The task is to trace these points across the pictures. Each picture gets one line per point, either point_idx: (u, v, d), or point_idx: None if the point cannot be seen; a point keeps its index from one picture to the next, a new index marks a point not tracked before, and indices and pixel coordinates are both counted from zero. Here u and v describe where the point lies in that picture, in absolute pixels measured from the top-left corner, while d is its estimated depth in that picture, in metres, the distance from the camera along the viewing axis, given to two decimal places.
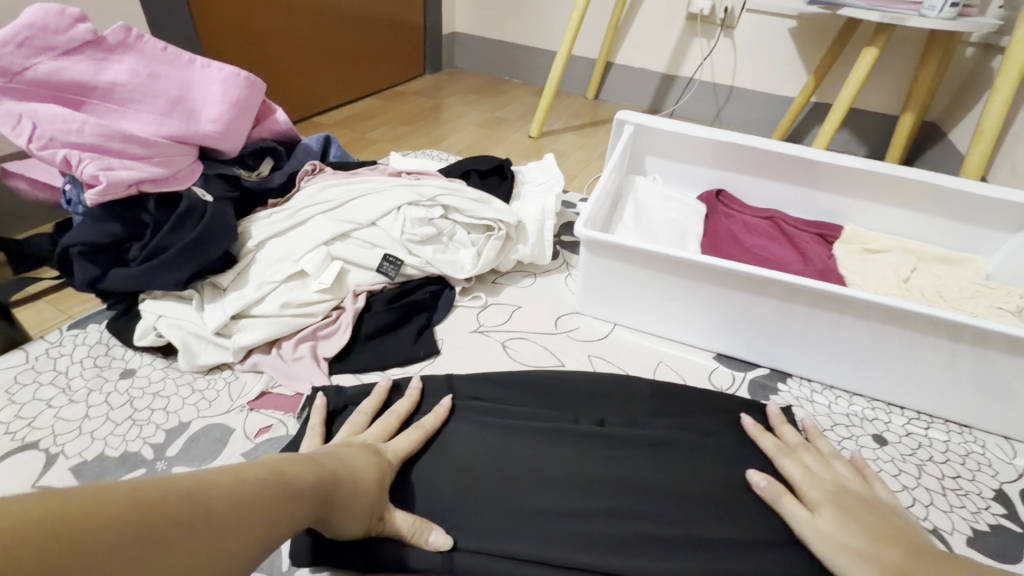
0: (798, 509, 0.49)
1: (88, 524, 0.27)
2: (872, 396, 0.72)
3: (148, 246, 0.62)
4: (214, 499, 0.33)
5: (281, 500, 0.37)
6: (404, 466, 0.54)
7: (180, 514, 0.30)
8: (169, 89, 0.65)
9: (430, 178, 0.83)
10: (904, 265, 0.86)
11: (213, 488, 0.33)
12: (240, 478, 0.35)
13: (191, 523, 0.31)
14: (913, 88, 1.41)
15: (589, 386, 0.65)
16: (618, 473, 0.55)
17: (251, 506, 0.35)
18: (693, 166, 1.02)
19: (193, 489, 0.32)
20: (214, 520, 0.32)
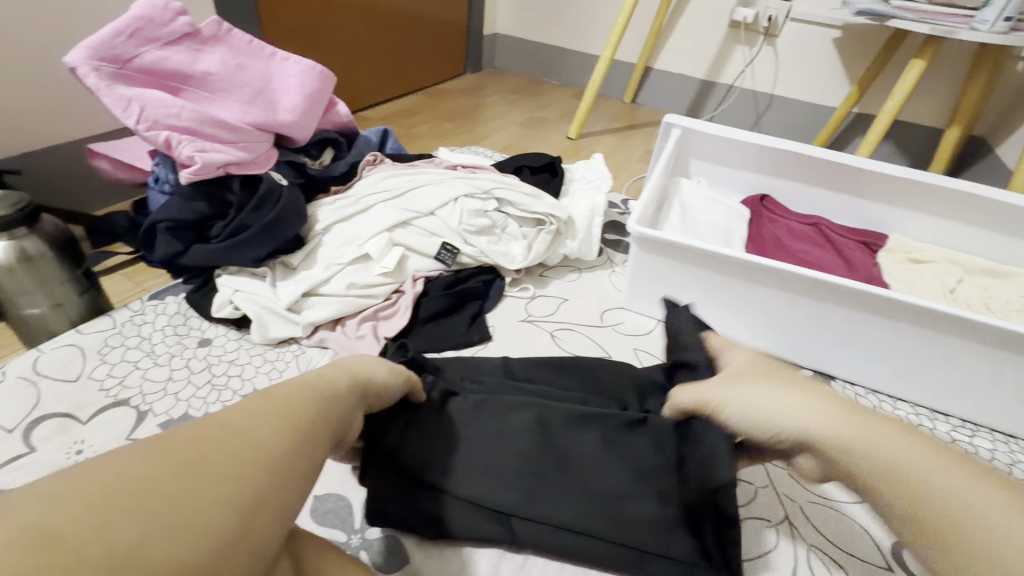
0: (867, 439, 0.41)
1: (49, 535, 0.24)
2: (916, 402, 0.73)
3: (231, 224, 0.66)
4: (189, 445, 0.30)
5: (273, 414, 0.34)
6: (455, 437, 0.56)
7: (149, 483, 0.27)
8: (253, 80, 0.70)
9: (485, 172, 0.87)
10: (950, 276, 0.87)
11: (179, 448, 0.30)
12: (206, 425, 0.32)
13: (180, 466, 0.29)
14: (960, 101, 1.40)
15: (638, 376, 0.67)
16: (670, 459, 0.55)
17: (231, 440, 0.31)
18: (737, 170, 1.04)
19: (154, 457, 0.29)
20: (203, 470, 0.29)
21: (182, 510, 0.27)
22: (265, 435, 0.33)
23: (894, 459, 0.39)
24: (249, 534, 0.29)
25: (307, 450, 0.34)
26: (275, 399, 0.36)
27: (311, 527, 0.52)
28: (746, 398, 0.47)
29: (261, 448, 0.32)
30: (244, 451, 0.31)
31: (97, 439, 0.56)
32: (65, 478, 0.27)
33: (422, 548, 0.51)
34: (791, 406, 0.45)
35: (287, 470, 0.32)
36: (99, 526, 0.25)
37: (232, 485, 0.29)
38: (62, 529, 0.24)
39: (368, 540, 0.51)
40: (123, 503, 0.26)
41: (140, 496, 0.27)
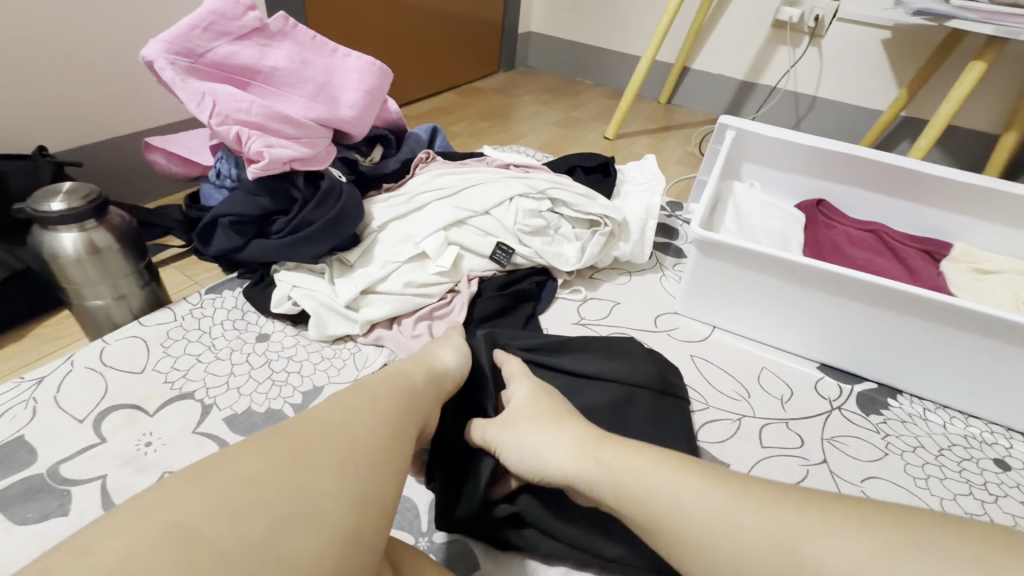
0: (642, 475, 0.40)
1: (187, 532, 0.28)
2: (989, 419, 0.70)
3: (293, 220, 0.66)
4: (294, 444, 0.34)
5: (361, 412, 0.38)
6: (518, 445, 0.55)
7: (260, 483, 0.31)
8: (317, 76, 0.70)
9: (538, 171, 0.85)
10: (1022, 287, 0.83)
11: (282, 448, 0.33)
12: (300, 427, 0.35)
13: (287, 466, 0.32)
14: (1020, 106, 1.34)
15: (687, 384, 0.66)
16: None
17: (324, 443, 0.34)
18: (791, 174, 1.01)
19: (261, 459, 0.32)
20: (308, 470, 0.33)
21: (294, 509, 0.30)
22: (354, 438, 0.36)
23: (667, 496, 0.38)
24: (355, 527, 0.32)
25: (392, 449, 0.37)
26: (355, 403, 0.39)
27: None
28: (527, 444, 0.45)
29: (352, 450, 0.35)
30: (340, 453, 0.34)
31: (164, 431, 0.56)
32: (189, 479, 0.31)
33: (489, 555, 0.50)
34: (552, 449, 0.44)
35: (377, 472, 0.35)
36: (228, 524, 0.29)
37: (339, 475, 0.33)
38: (200, 530, 0.28)
39: (437, 543, 0.51)
40: (245, 503, 0.30)
41: (256, 497, 0.30)
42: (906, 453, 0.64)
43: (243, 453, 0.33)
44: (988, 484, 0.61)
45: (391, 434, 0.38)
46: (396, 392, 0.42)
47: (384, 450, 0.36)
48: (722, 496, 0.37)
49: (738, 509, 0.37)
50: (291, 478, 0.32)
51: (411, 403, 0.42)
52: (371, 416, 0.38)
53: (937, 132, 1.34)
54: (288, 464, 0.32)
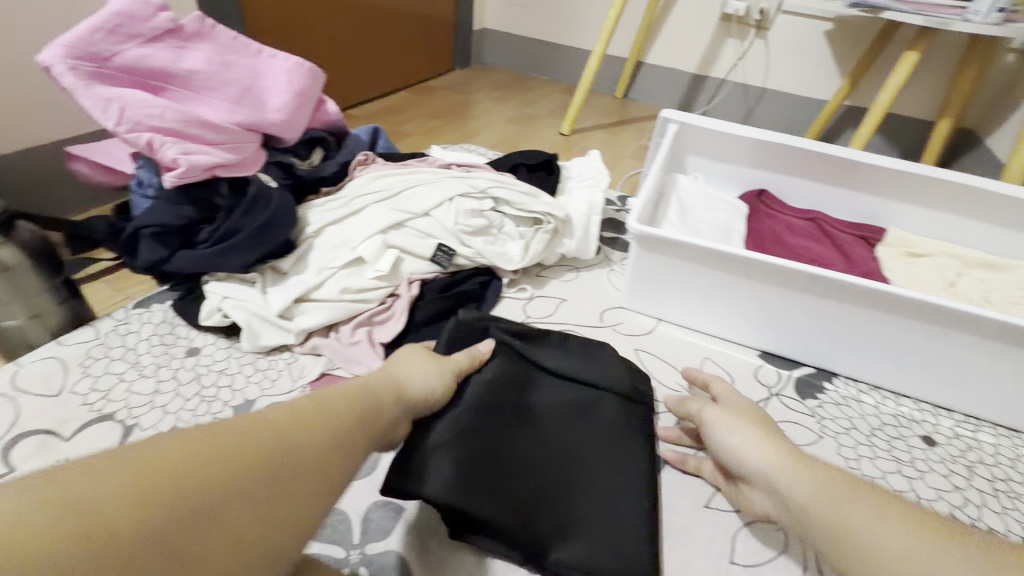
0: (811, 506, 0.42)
1: (75, 512, 0.27)
2: (918, 398, 0.73)
3: (219, 229, 0.64)
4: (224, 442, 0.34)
5: (305, 425, 0.37)
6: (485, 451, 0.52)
7: (174, 472, 0.31)
8: (240, 78, 0.67)
9: (480, 170, 0.85)
10: (948, 269, 0.86)
11: (207, 443, 0.33)
12: (246, 428, 0.35)
13: (206, 467, 0.32)
14: (951, 95, 1.40)
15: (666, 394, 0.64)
16: None
17: (265, 452, 0.34)
18: (734, 166, 1.02)
19: (197, 452, 0.32)
20: (227, 473, 0.32)
21: (210, 512, 0.30)
22: (296, 454, 0.36)
23: (833, 525, 0.40)
24: (252, 543, 0.31)
25: (333, 472, 0.37)
26: (311, 418, 0.38)
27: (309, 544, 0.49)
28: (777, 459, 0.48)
29: (290, 468, 0.35)
30: (277, 467, 0.34)
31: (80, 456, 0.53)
32: (105, 459, 0.30)
33: None
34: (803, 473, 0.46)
35: (308, 494, 0.35)
36: (120, 510, 0.28)
37: (256, 485, 0.33)
38: (117, 512, 0.28)
39: (369, 556, 0.48)
40: (172, 492, 0.30)
41: (182, 492, 0.30)
42: (840, 435, 0.66)
43: (184, 440, 0.32)
44: (915, 460, 0.64)
45: (326, 456, 0.37)
46: (353, 404, 0.42)
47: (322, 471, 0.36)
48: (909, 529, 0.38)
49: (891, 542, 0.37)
50: (221, 476, 0.32)
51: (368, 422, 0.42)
52: (319, 433, 0.38)
53: (876, 120, 1.38)
54: (224, 462, 0.32)
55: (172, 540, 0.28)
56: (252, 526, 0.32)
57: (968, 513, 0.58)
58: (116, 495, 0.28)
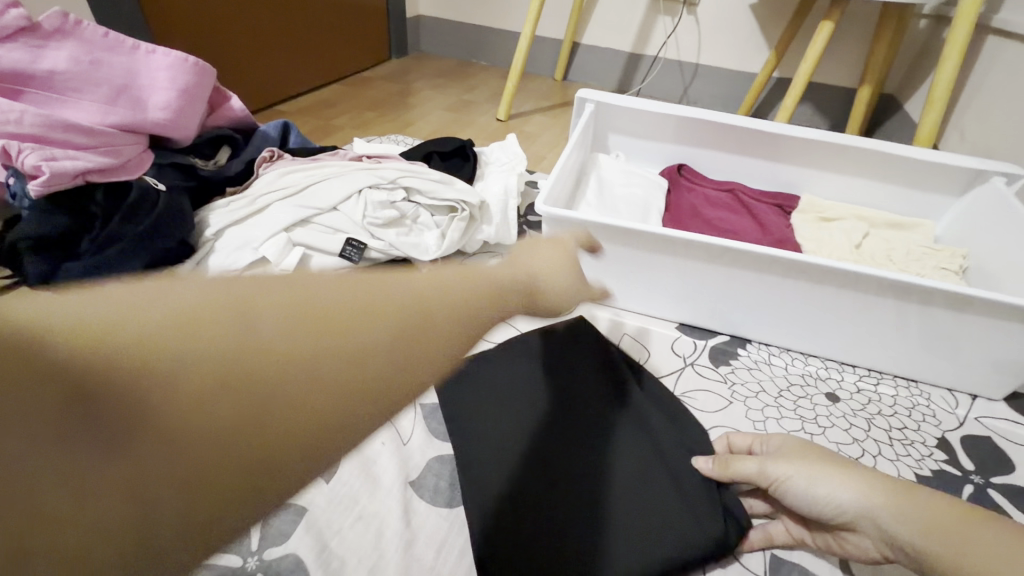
0: (817, 480, 0.46)
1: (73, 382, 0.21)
2: (826, 357, 0.76)
3: (98, 238, 0.61)
4: (299, 330, 0.25)
5: (385, 317, 0.28)
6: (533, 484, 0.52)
7: (200, 323, 0.23)
8: (113, 77, 0.64)
9: (391, 161, 0.83)
10: (856, 231, 0.89)
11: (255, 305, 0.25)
12: (234, 329, 0.23)
13: (253, 360, 0.23)
14: (869, 62, 1.45)
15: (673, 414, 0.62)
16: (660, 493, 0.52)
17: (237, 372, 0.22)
18: (656, 142, 1.03)
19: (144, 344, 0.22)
20: (276, 353, 0.23)
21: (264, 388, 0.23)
22: (289, 390, 0.23)
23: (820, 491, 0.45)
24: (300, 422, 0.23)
25: (358, 421, 0.24)
26: (348, 337, 0.26)
27: None
28: (814, 478, 0.46)
29: (266, 407, 0.22)
30: (253, 398, 0.22)
31: None
32: (125, 299, 0.24)
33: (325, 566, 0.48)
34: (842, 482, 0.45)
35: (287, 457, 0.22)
36: (136, 376, 0.21)
37: (317, 365, 0.24)
38: (138, 390, 0.21)
39: (267, 561, 0.47)
40: (120, 403, 0.21)
41: (109, 417, 0.20)
42: (749, 398, 0.68)
43: (145, 325, 0.23)
44: (818, 417, 0.67)
45: (412, 337, 0.28)
46: (441, 285, 0.32)
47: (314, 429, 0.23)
48: (954, 518, 0.39)
49: (970, 532, 0.38)
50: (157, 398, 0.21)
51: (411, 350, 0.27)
52: (337, 361, 0.25)
53: (800, 91, 1.41)
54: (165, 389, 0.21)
55: (99, 511, 0.19)
56: (179, 508, 0.20)
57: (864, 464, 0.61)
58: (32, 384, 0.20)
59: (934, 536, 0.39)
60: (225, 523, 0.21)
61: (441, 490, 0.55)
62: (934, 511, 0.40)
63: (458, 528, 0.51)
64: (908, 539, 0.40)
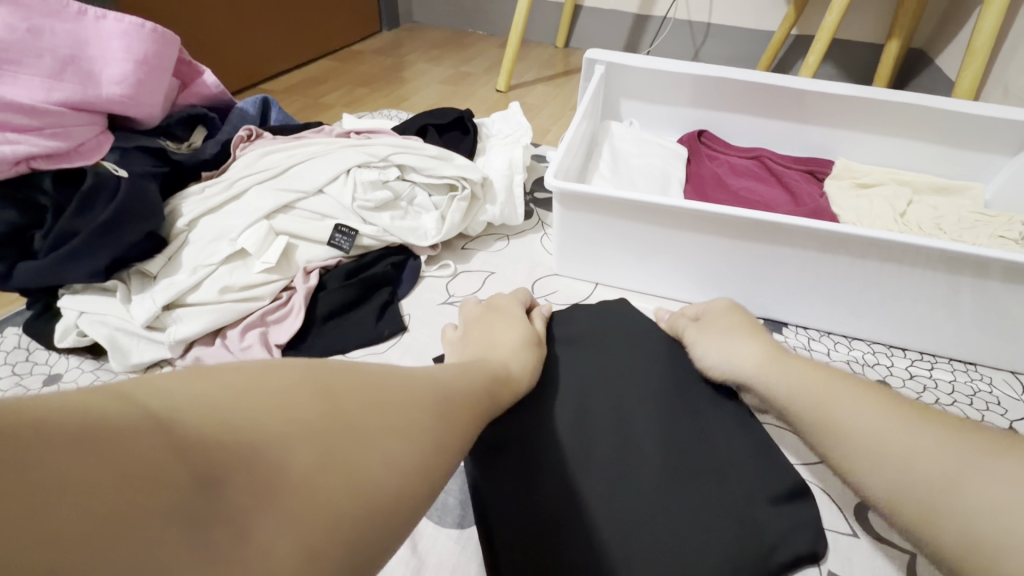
0: (715, 344, 0.53)
1: (209, 411, 0.23)
2: (872, 339, 0.68)
3: (51, 233, 0.54)
4: (355, 414, 0.28)
5: (414, 396, 0.32)
6: (636, 542, 0.43)
7: (274, 438, 0.24)
8: (56, 47, 0.57)
9: (382, 136, 0.75)
10: (899, 198, 0.81)
11: (342, 412, 0.27)
12: (323, 407, 0.27)
13: (326, 429, 0.26)
14: (899, 12, 1.33)
15: (686, 395, 0.53)
16: (727, 506, 0.45)
17: (332, 432, 0.26)
18: (672, 107, 0.94)
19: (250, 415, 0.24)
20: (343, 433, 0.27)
21: (313, 426, 0.26)
22: (384, 454, 0.27)
23: (710, 347, 0.53)
24: (361, 511, 0.25)
25: (406, 441, 0.29)
26: (389, 422, 0.29)
27: None
28: (715, 346, 0.52)
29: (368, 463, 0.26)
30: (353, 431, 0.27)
31: None
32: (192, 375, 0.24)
33: None
34: (737, 352, 0.50)
35: (405, 480, 0.28)
36: (253, 407, 0.24)
37: (326, 456, 0.25)
38: (215, 405, 0.23)
39: None
40: (219, 411, 0.23)
41: (228, 467, 0.22)
42: None
43: (199, 388, 0.24)
44: None
45: (445, 409, 0.33)
46: (448, 395, 0.35)
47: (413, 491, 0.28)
48: (860, 399, 0.40)
49: (863, 409, 0.39)
50: (264, 448, 0.24)
51: (451, 420, 0.33)
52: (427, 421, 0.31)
53: (824, 47, 1.30)
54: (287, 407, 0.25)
55: (191, 440, 0.22)
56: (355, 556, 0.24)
57: None
58: (149, 403, 0.22)
59: (799, 395, 0.43)
60: (294, 456, 0.24)
61: (450, 508, 0.49)
62: (836, 395, 0.41)
63: (472, 554, 0.46)
64: (782, 399, 0.45)
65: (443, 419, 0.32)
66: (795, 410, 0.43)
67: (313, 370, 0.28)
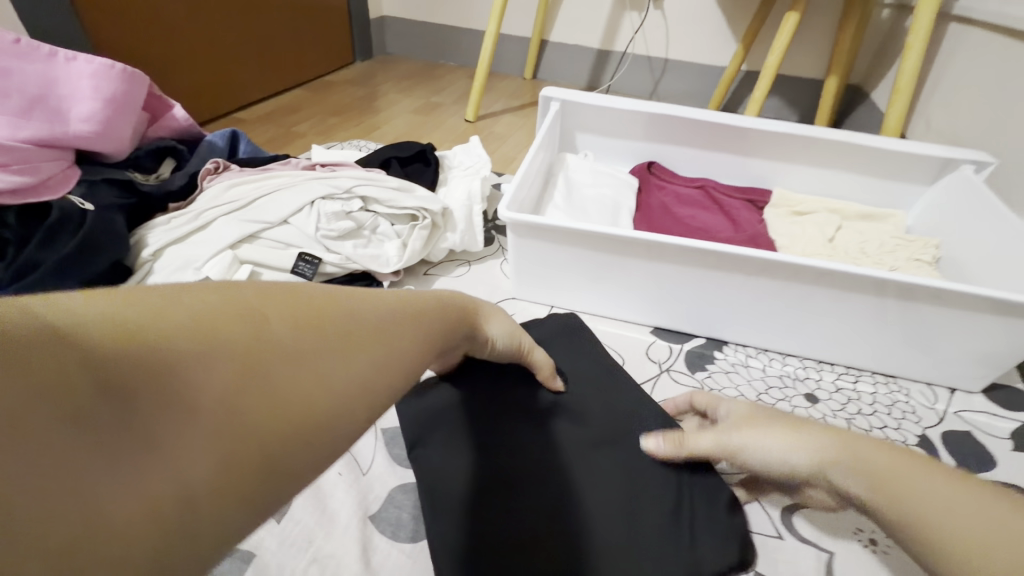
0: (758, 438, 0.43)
1: (116, 334, 0.21)
2: (804, 355, 0.74)
3: (15, 264, 0.55)
4: (280, 338, 0.26)
5: (365, 317, 0.31)
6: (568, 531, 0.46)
7: (188, 370, 0.22)
8: (25, 87, 0.60)
9: (346, 169, 0.79)
10: (829, 224, 0.88)
11: (269, 334, 0.25)
12: (249, 329, 0.25)
13: (246, 351, 0.24)
14: (836, 52, 1.44)
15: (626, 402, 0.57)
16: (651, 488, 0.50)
17: (252, 355, 0.24)
18: (624, 140, 1.01)
19: (157, 330, 0.22)
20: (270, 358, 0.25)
21: (240, 348, 0.24)
22: (320, 378, 0.26)
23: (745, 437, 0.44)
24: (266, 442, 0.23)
25: (339, 379, 0.27)
26: (326, 346, 0.27)
27: None
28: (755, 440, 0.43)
29: (299, 385, 0.25)
30: (261, 366, 0.24)
31: None
32: (98, 295, 0.23)
33: None
34: (786, 442, 0.41)
35: (337, 398, 0.26)
36: (162, 335, 0.22)
37: (245, 381, 0.23)
38: (118, 331, 0.22)
39: None
40: (132, 336, 0.22)
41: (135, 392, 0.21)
42: None
43: (94, 298, 0.22)
44: None
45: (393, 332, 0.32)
46: (399, 322, 0.33)
47: (338, 416, 0.26)
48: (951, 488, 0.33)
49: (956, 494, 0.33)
50: (182, 365, 0.22)
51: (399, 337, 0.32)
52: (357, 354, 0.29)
53: (769, 83, 1.40)
54: (198, 331, 0.23)
55: (95, 355, 0.21)
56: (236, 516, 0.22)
57: None
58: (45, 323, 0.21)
59: (884, 488, 0.35)
60: (207, 386, 0.22)
61: (403, 522, 0.51)
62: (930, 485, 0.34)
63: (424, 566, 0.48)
64: (856, 491, 0.37)
65: (386, 339, 0.31)
66: (881, 508, 0.35)
67: (240, 295, 0.26)
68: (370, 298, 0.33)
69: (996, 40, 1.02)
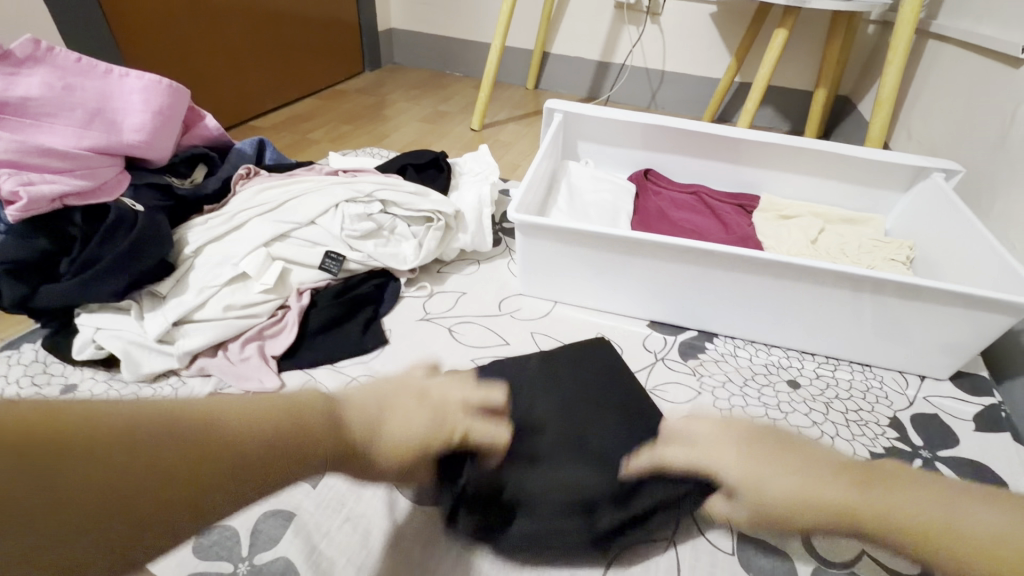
0: None
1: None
2: (788, 346, 0.80)
3: (78, 259, 0.62)
4: (99, 434, 0.41)
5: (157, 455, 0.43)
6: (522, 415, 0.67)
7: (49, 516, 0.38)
8: (86, 101, 0.67)
9: (366, 175, 0.86)
10: (812, 227, 0.95)
11: (74, 442, 0.39)
12: (60, 472, 0.38)
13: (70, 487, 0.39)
14: (823, 65, 1.52)
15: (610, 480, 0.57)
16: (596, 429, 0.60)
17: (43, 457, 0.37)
18: (623, 148, 1.07)
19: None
20: (54, 464, 0.38)
21: (112, 495, 0.40)
22: (114, 495, 0.41)
23: None
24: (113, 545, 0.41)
25: (155, 493, 0.43)
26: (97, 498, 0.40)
27: (193, 564, 0.49)
28: None
29: (123, 511, 0.41)
30: (103, 460, 0.40)
31: None
32: None
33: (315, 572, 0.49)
34: None
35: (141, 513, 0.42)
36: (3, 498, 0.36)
37: (56, 501, 0.38)
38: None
39: (257, 566, 0.50)
40: None
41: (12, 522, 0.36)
42: (716, 389, 0.73)
43: None
44: (781, 403, 0.71)
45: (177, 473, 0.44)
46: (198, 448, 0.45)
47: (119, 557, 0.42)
48: None
49: None
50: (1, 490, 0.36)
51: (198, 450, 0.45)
52: (97, 474, 0.40)
53: (760, 95, 1.47)
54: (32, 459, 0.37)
55: None
56: None
57: (822, 444, 0.65)
58: None
59: None
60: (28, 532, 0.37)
61: None
62: None
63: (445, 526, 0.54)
64: None
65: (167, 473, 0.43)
66: None
67: (53, 429, 0.39)
68: (179, 438, 0.45)
69: (969, 57, 1.09)
